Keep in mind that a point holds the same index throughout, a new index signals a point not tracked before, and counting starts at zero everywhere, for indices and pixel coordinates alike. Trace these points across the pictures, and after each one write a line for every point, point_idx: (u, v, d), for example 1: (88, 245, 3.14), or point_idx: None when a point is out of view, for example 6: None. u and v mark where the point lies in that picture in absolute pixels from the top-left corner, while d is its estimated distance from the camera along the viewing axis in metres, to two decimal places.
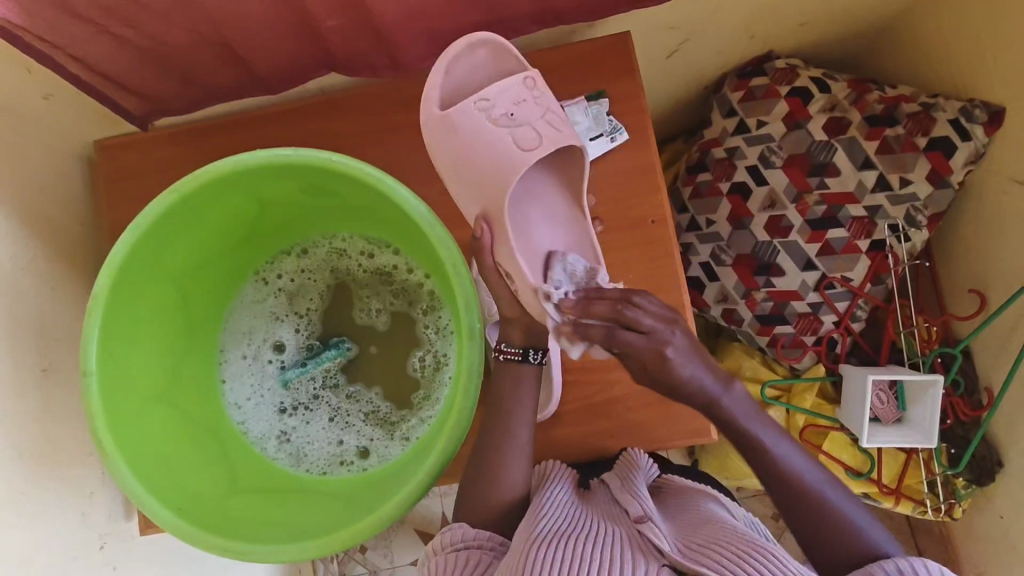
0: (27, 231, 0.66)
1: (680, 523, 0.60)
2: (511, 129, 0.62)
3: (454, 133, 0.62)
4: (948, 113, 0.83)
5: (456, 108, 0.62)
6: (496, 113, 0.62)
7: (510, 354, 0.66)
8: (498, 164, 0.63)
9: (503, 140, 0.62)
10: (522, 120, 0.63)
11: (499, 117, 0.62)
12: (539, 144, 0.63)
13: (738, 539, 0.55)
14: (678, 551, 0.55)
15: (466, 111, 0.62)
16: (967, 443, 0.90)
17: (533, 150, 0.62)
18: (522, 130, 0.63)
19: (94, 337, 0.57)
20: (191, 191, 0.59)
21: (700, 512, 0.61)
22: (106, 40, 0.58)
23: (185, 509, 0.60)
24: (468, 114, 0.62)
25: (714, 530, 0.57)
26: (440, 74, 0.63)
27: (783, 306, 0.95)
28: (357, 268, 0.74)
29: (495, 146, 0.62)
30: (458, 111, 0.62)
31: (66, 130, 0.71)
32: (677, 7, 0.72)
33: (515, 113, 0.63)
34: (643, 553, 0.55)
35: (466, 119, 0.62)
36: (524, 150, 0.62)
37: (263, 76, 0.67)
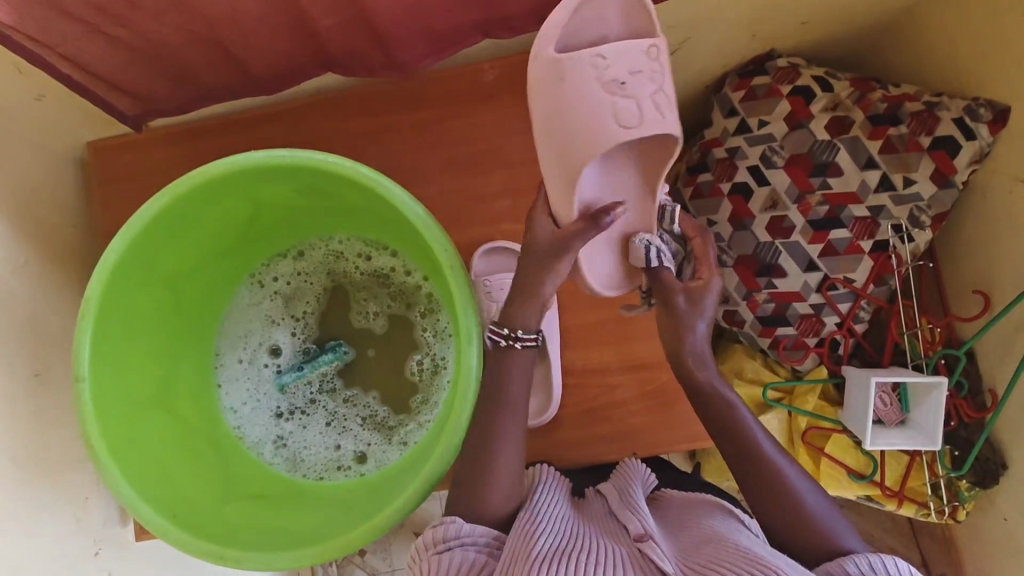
0: (19, 233, 0.65)
1: (682, 541, 0.59)
2: (630, 98, 0.61)
3: (562, 83, 0.60)
4: (953, 112, 0.82)
5: (571, 56, 0.60)
6: (612, 76, 0.60)
7: (526, 340, 0.64)
8: (556, 121, 0.62)
9: (600, 98, 0.60)
10: (636, 91, 0.61)
11: (610, 81, 0.60)
12: (640, 125, 0.61)
13: (741, 554, 0.54)
14: (680, 571, 0.55)
15: (580, 64, 0.60)
16: (971, 446, 0.89)
17: (632, 130, 0.61)
18: (626, 103, 0.61)
19: (88, 342, 0.56)
20: (185, 193, 0.58)
21: (703, 526, 0.60)
22: (99, 40, 0.57)
23: (181, 516, 0.59)
24: (581, 67, 0.60)
25: (716, 547, 0.56)
26: (566, 12, 0.59)
27: (785, 308, 0.94)
28: (355, 270, 0.73)
29: (585, 100, 0.60)
30: (572, 61, 0.60)
31: (59, 131, 0.70)
32: (679, 5, 0.71)
33: (628, 82, 0.60)
34: (645, 572, 0.55)
35: (575, 70, 0.60)
36: (624, 127, 0.61)
37: (258, 76, 0.66)
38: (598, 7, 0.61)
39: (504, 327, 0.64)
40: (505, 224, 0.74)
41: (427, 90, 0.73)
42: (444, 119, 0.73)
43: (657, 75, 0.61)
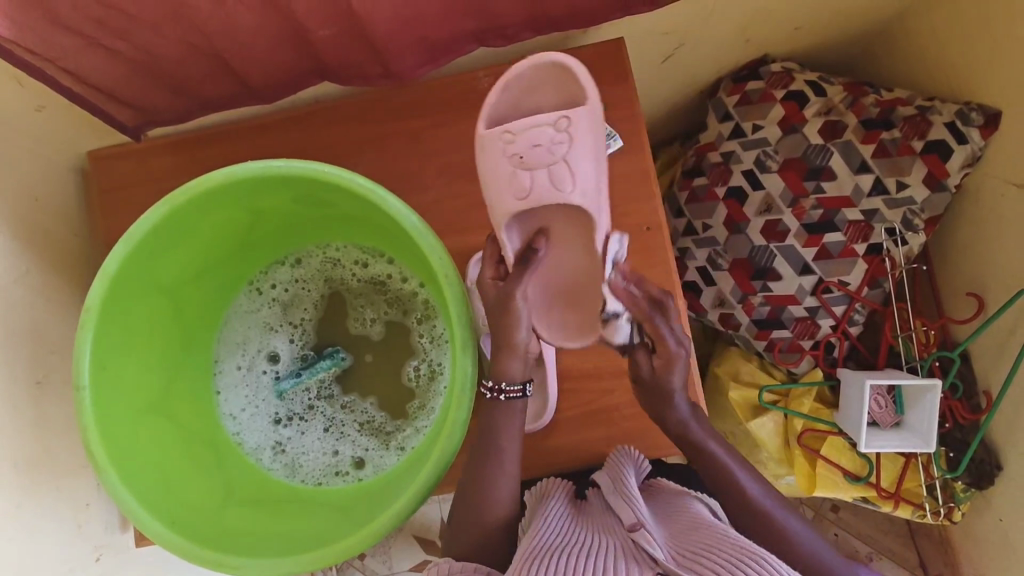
0: (19, 242, 0.65)
1: (672, 526, 0.60)
2: (543, 167, 0.64)
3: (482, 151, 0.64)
4: (944, 116, 0.83)
5: (488, 133, 0.64)
6: (518, 151, 0.63)
7: (511, 392, 0.64)
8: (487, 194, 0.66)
9: (501, 169, 0.64)
10: (544, 160, 0.64)
11: (517, 153, 0.63)
12: (569, 187, 0.64)
13: (731, 545, 0.55)
14: (671, 558, 0.56)
15: (492, 140, 0.63)
16: (966, 447, 0.90)
17: (561, 190, 0.64)
18: (555, 167, 0.64)
19: (88, 351, 0.57)
20: (184, 203, 0.59)
21: (691, 512, 0.61)
22: (97, 52, 0.57)
23: (180, 522, 0.59)
24: (494, 142, 0.63)
25: (705, 534, 0.57)
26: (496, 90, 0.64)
27: (780, 311, 0.94)
28: (352, 277, 0.74)
29: (496, 171, 0.64)
30: (486, 137, 0.64)
31: (59, 141, 0.71)
32: (671, 12, 0.72)
33: (535, 149, 0.63)
34: (637, 562, 0.55)
35: (489, 148, 0.64)
36: (518, 197, 0.65)
37: (256, 86, 0.67)
38: (528, 77, 0.64)
39: (489, 380, 0.64)
40: None
41: (422, 98, 0.74)
42: (440, 127, 0.74)
43: (562, 145, 0.63)
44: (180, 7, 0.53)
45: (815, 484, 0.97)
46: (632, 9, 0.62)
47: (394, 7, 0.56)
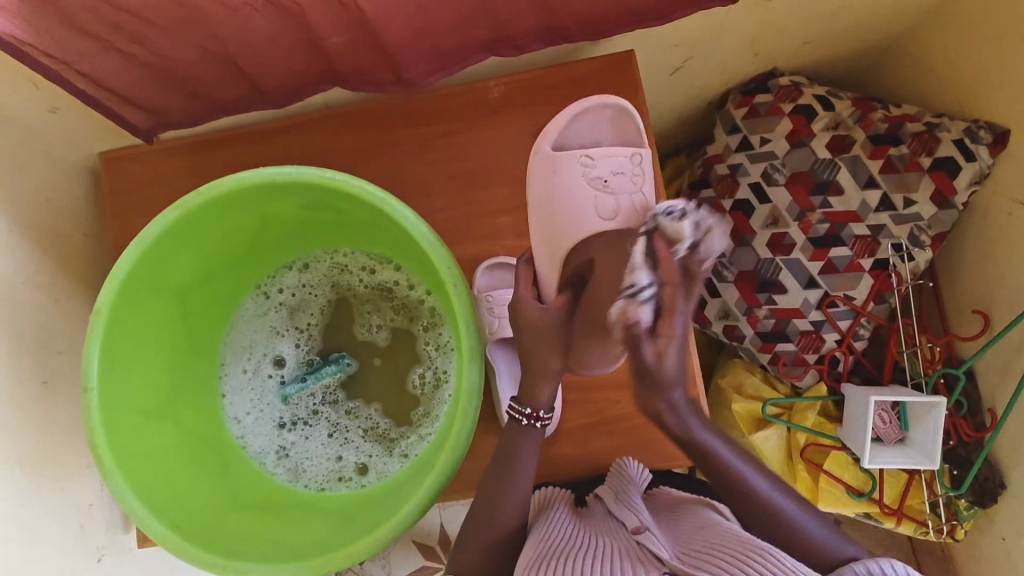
0: (29, 241, 0.66)
1: (676, 532, 0.60)
2: (624, 194, 0.63)
3: (555, 174, 0.64)
4: (953, 133, 0.83)
5: (565, 154, 0.64)
6: (600, 175, 0.63)
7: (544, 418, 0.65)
8: (557, 217, 0.64)
9: (590, 198, 0.63)
10: (625, 189, 0.64)
11: (594, 178, 0.63)
12: (615, 217, 0.63)
13: (735, 542, 0.54)
14: (677, 558, 0.55)
15: (569, 161, 0.64)
16: (969, 465, 0.90)
17: (609, 221, 0.62)
18: (608, 199, 0.63)
19: (96, 353, 0.58)
20: (196, 208, 0.59)
21: (693, 519, 0.61)
22: (114, 56, 0.58)
23: (183, 525, 0.60)
24: (573, 166, 0.64)
25: (710, 534, 0.57)
26: (564, 117, 0.66)
27: (785, 324, 0.94)
28: (359, 283, 0.74)
29: (575, 194, 0.63)
30: (565, 159, 0.64)
31: (72, 142, 0.71)
32: (682, 25, 0.72)
33: (610, 180, 0.63)
34: (641, 560, 0.55)
35: (567, 166, 0.64)
36: (603, 219, 0.63)
37: (268, 92, 0.67)
38: (595, 110, 0.66)
39: (524, 406, 0.65)
40: (507, 240, 0.75)
41: (432, 105, 0.74)
42: (449, 135, 0.75)
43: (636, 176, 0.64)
44: (195, 14, 0.54)
45: (816, 498, 0.97)
46: (643, 23, 0.63)
47: (408, 15, 0.56)
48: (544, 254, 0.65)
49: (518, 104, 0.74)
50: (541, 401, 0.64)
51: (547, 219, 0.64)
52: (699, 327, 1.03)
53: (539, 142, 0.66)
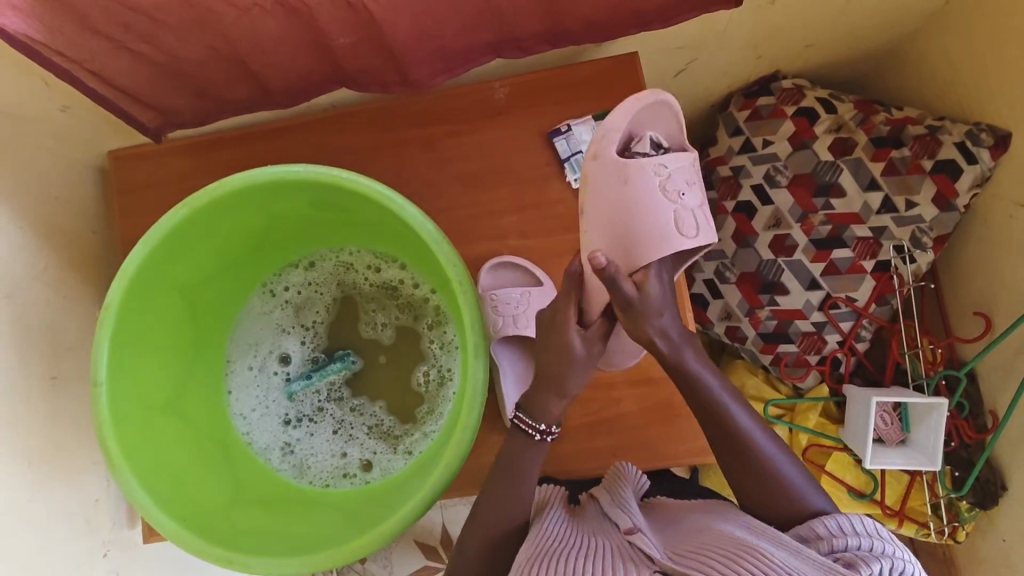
0: (39, 238, 0.67)
1: (669, 534, 0.60)
2: (690, 209, 0.61)
3: (627, 183, 0.60)
4: (955, 136, 0.84)
5: (639, 162, 0.60)
6: (670, 187, 0.60)
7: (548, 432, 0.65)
8: (629, 227, 0.60)
9: (666, 216, 0.60)
10: (685, 200, 0.61)
11: (669, 187, 0.60)
12: (695, 234, 0.61)
13: (725, 540, 0.55)
14: (669, 557, 0.55)
15: (645, 169, 0.60)
16: (970, 466, 0.90)
17: (688, 238, 0.60)
18: (682, 214, 0.61)
19: (105, 348, 0.58)
20: (206, 205, 0.60)
21: (685, 522, 0.62)
22: (124, 55, 0.59)
23: (190, 519, 0.60)
24: (649, 176, 0.60)
25: (700, 534, 0.57)
26: (633, 111, 0.60)
27: (787, 325, 0.95)
28: (364, 281, 0.75)
29: (649, 206, 0.60)
30: (639, 167, 0.60)
31: (82, 140, 0.72)
32: (685, 27, 0.73)
33: (683, 191, 0.61)
34: (632, 560, 0.55)
35: (639, 173, 0.60)
36: (684, 235, 0.61)
37: (275, 92, 0.68)
38: (657, 107, 0.61)
39: (540, 423, 0.65)
40: (511, 239, 0.76)
41: (437, 106, 0.75)
42: (453, 135, 0.75)
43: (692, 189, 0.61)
44: (205, 15, 0.54)
45: None
46: (647, 25, 0.63)
47: (414, 16, 0.57)
48: (601, 237, 0.62)
49: (522, 105, 0.75)
50: (552, 416, 0.65)
51: (615, 219, 0.61)
52: (702, 328, 1.04)
53: (602, 145, 0.61)
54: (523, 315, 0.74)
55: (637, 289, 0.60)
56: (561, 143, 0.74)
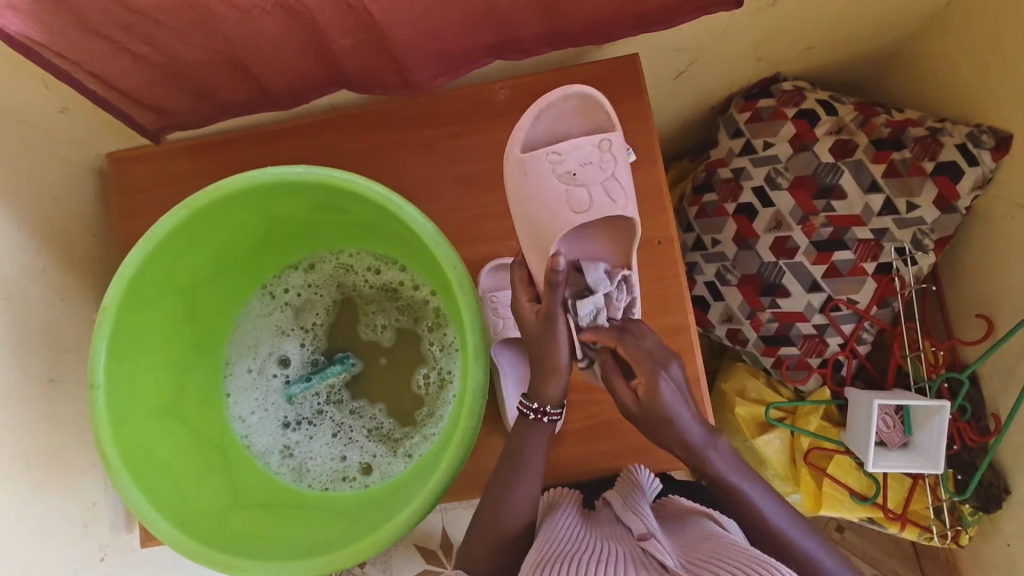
0: (37, 240, 0.66)
1: (682, 539, 0.60)
2: (597, 182, 0.66)
3: (526, 176, 0.66)
4: (956, 138, 0.84)
5: (534, 154, 0.66)
6: (569, 168, 0.66)
7: (553, 413, 0.66)
8: (535, 210, 0.66)
9: (570, 195, 0.66)
10: (594, 178, 0.66)
11: (564, 172, 0.66)
12: (588, 208, 0.66)
13: (741, 551, 0.54)
14: (681, 565, 0.55)
15: (539, 161, 0.66)
16: (973, 469, 0.90)
17: (581, 213, 0.66)
18: (577, 191, 0.66)
19: (103, 350, 0.58)
20: (204, 207, 0.60)
21: (700, 526, 0.61)
22: (123, 56, 0.58)
23: (188, 523, 0.60)
24: (542, 164, 0.66)
25: (716, 542, 0.57)
26: (530, 117, 0.67)
27: (788, 328, 0.95)
28: (364, 284, 0.75)
29: (550, 194, 0.66)
30: (534, 159, 0.66)
31: (80, 142, 0.72)
32: (686, 29, 0.73)
33: (578, 173, 0.66)
34: (645, 568, 0.55)
35: (535, 166, 0.66)
36: (578, 212, 0.66)
37: (275, 93, 0.68)
38: (558, 105, 0.67)
39: (532, 400, 0.66)
40: (511, 241, 0.76)
41: (438, 108, 0.75)
42: (454, 137, 0.75)
43: (598, 163, 0.66)
44: (205, 16, 0.54)
45: (821, 502, 0.98)
46: (648, 27, 0.63)
47: (415, 18, 0.57)
48: (535, 258, 0.68)
49: (523, 106, 0.74)
50: (551, 396, 0.65)
51: (532, 223, 0.67)
52: (703, 331, 1.04)
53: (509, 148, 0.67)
54: None
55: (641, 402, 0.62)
56: None
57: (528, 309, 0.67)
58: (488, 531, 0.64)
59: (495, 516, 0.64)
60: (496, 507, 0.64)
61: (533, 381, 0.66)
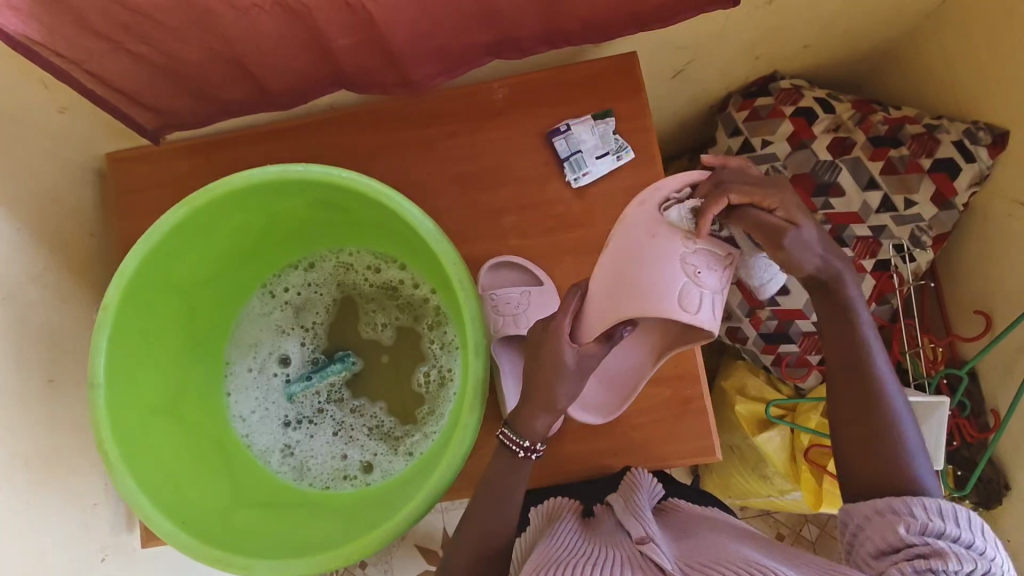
0: (37, 240, 0.66)
1: (683, 546, 0.60)
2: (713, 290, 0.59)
3: (652, 240, 0.59)
4: (953, 134, 0.84)
5: (671, 224, 0.59)
6: (694, 267, 0.58)
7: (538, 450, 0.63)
8: (629, 278, 0.59)
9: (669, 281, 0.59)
10: (714, 283, 0.59)
11: (686, 261, 0.59)
12: (692, 311, 0.59)
13: (740, 557, 0.54)
14: (678, 568, 0.55)
15: (672, 234, 0.59)
16: (973, 465, 0.90)
17: (682, 312, 0.59)
18: (688, 286, 0.59)
19: (103, 348, 0.58)
20: (204, 205, 0.60)
21: (704, 535, 0.61)
22: (122, 56, 0.59)
23: (189, 521, 0.60)
24: (674, 240, 0.59)
25: (716, 550, 0.56)
26: (680, 183, 0.60)
27: (787, 326, 0.95)
28: (364, 282, 0.75)
29: (660, 272, 0.59)
30: (670, 228, 0.59)
31: (79, 143, 0.72)
32: (684, 28, 0.73)
33: (701, 271, 0.59)
34: (642, 569, 0.55)
35: (667, 238, 0.59)
36: (678, 308, 0.59)
37: (274, 93, 0.68)
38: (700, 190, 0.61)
39: (523, 440, 0.62)
40: (510, 239, 0.76)
41: (436, 107, 0.75)
42: (452, 136, 0.75)
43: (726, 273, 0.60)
44: (203, 16, 0.54)
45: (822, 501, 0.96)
46: (646, 25, 0.63)
47: (413, 17, 0.57)
48: (600, 311, 0.61)
49: (521, 105, 0.75)
50: (539, 433, 0.62)
51: (617, 286, 0.60)
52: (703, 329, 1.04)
53: (648, 196, 0.61)
54: (524, 315, 0.74)
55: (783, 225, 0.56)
56: (560, 142, 0.74)
57: (566, 352, 0.60)
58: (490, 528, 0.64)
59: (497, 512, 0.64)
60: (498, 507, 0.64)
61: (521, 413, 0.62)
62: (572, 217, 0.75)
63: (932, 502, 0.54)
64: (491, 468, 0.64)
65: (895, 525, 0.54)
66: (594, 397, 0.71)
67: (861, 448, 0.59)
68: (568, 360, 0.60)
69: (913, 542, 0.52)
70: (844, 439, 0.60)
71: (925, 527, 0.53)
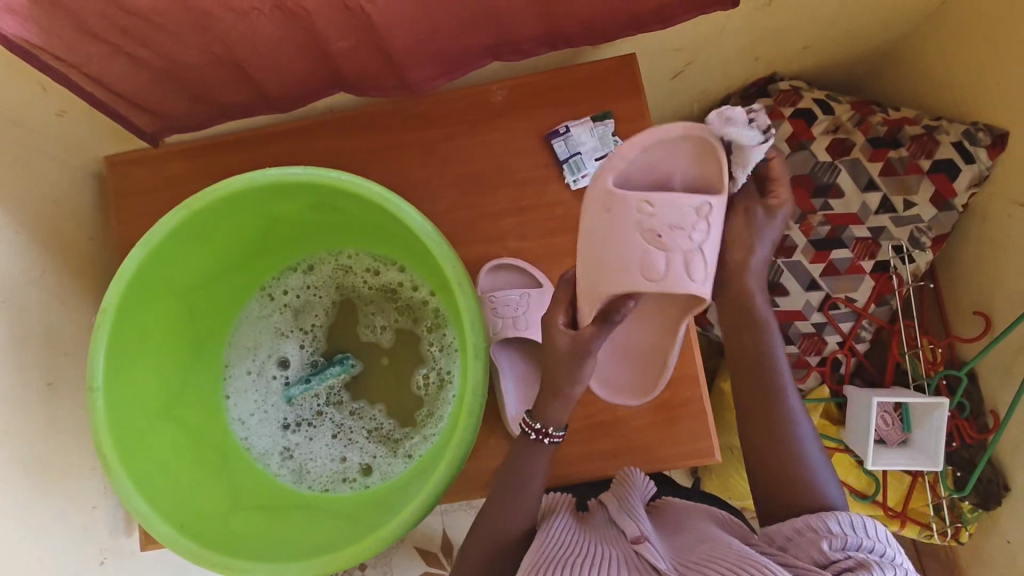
0: (35, 243, 0.66)
1: (677, 542, 0.60)
2: (679, 253, 0.58)
3: (607, 214, 0.60)
4: (952, 136, 0.84)
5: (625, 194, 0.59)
6: (655, 227, 0.59)
7: (556, 437, 0.64)
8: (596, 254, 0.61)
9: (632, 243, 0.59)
10: (681, 245, 0.58)
11: (648, 230, 0.59)
12: (661, 279, 0.59)
13: (731, 552, 0.55)
14: (673, 568, 0.56)
15: (625, 205, 0.59)
16: (972, 466, 0.90)
17: (651, 282, 0.59)
18: (653, 256, 0.59)
19: (102, 351, 0.58)
20: (203, 208, 0.60)
21: (695, 530, 0.61)
22: (121, 59, 0.59)
23: (188, 525, 0.60)
24: (629, 211, 0.59)
25: (710, 546, 0.57)
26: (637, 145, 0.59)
27: (787, 326, 0.94)
28: (363, 285, 0.75)
29: (623, 246, 0.59)
30: (621, 199, 0.59)
31: (78, 145, 0.72)
32: (682, 30, 0.73)
33: (664, 236, 0.58)
34: (639, 570, 0.56)
35: (621, 211, 0.59)
36: (646, 278, 0.59)
37: (273, 96, 0.68)
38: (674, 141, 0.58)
39: (535, 422, 0.65)
40: (509, 241, 0.76)
41: (435, 109, 0.75)
42: (451, 138, 0.75)
43: (700, 234, 0.58)
44: (203, 19, 0.54)
45: None
46: (645, 28, 0.63)
47: (412, 20, 0.57)
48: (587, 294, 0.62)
49: (520, 108, 0.75)
50: (552, 419, 0.64)
51: (591, 265, 0.61)
52: (702, 330, 1.05)
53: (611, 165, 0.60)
54: (524, 317, 0.74)
55: (768, 212, 0.60)
56: (560, 144, 0.74)
57: (558, 338, 0.63)
58: (494, 532, 0.64)
59: (495, 517, 0.64)
60: (501, 509, 0.64)
61: (535, 402, 0.65)
62: (571, 219, 0.75)
63: (845, 516, 0.56)
64: (510, 457, 0.66)
65: (818, 542, 0.55)
66: (613, 374, 0.73)
67: (783, 488, 0.62)
68: (561, 344, 0.62)
69: (837, 558, 0.53)
70: (762, 470, 0.63)
71: (845, 543, 0.54)
